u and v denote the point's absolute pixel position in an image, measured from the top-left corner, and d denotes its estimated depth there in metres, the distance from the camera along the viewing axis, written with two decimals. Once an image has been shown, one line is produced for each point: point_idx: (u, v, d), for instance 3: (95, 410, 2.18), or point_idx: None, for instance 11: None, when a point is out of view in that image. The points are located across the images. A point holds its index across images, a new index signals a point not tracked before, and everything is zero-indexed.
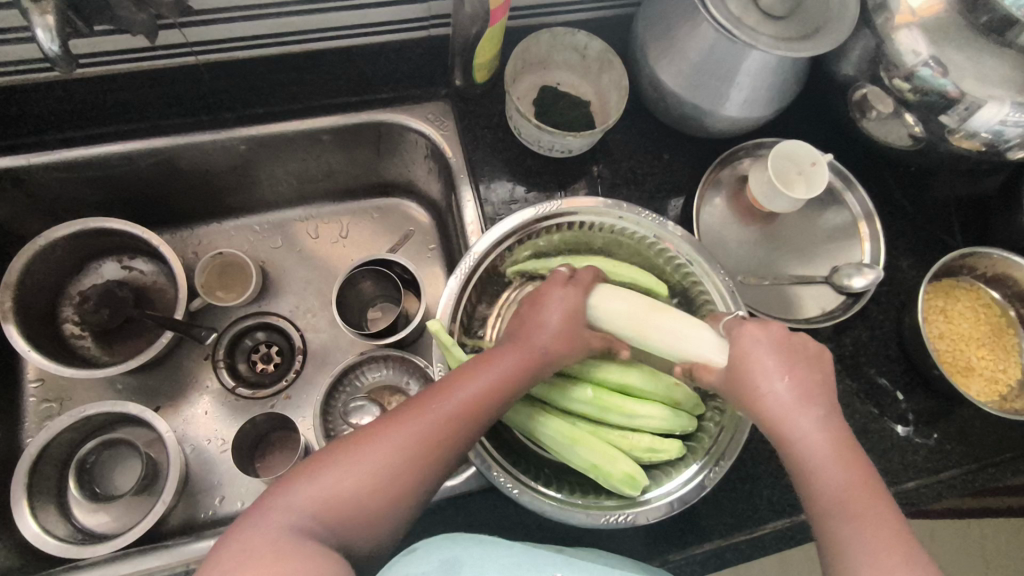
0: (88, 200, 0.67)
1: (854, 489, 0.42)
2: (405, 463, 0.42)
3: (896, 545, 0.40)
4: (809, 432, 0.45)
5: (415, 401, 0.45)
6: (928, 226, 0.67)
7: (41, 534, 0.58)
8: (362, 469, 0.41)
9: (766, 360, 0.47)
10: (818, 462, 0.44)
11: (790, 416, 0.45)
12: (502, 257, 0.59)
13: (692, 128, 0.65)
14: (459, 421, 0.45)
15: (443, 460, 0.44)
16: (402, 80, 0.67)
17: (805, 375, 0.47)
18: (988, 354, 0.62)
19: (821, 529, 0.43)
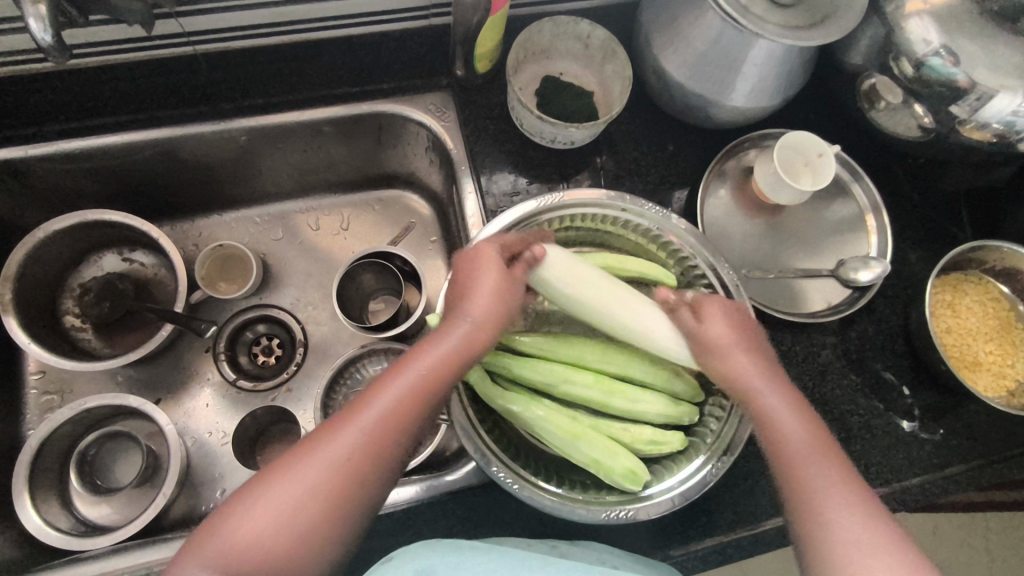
0: (87, 192, 0.66)
1: (811, 435, 0.46)
2: (347, 469, 0.42)
3: (850, 481, 0.44)
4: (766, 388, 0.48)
5: (343, 415, 0.44)
6: (937, 219, 0.66)
7: (43, 527, 0.58)
8: (297, 485, 0.41)
9: (727, 326, 0.51)
10: (777, 414, 0.47)
11: (751, 375, 0.49)
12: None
13: (696, 118, 0.64)
14: (400, 413, 0.44)
15: (369, 471, 0.42)
16: (403, 70, 0.66)
17: (757, 343, 0.51)
18: (995, 349, 0.61)
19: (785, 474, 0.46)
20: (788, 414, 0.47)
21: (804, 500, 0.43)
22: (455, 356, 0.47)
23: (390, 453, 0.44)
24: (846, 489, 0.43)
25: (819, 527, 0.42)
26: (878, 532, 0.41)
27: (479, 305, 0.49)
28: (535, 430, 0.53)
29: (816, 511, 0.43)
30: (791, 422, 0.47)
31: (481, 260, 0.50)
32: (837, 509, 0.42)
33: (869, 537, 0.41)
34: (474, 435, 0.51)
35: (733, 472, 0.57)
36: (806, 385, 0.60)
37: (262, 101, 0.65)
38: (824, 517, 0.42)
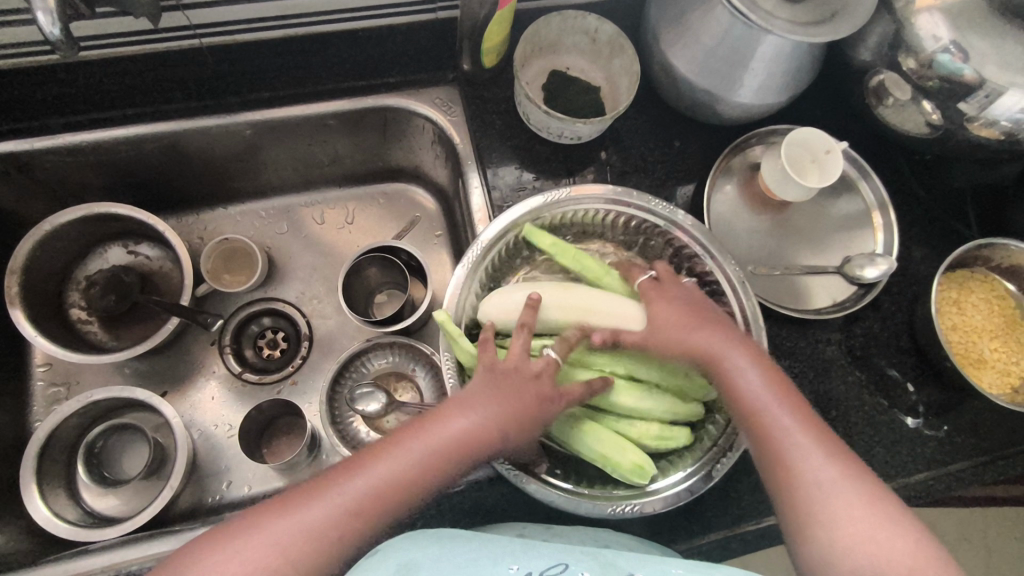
0: (93, 184, 0.66)
1: (778, 390, 0.47)
2: (323, 537, 0.42)
3: (818, 432, 0.46)
4: (732, 354, 0.49)
5: (350, 465, 0.44)
6: (943, 216, 0.66)
7: (52, 518, 0.58)
8: (289, 537, 0.41)
9: (680, 308, 0.51)
10: (745, 376, 0.48)
11: (717, 346, 0.49)
12: (509, 246, 0.58)
13: (703, 114, 0.64)
14: (403, 484, 0.44)
15: (364, 533, 0.43)
16: (409, 64, 0.66)
17: (715, 318, 0.51)
18: (1000, 346, 0.61)
19: (759, 442, 0.47)
20: (757, 377, 0.48)
21: (778, 455, 0.45)
22: (468, 445, 0.45)
23: (369, 529, 0.43)
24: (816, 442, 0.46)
25: (794, 476, 0.44)
26: (851, 480, 0.44)
27: (499, 404, 0.46)
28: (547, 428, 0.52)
29: (792, 464, 0.45)
30: (758, 385, 0.48)
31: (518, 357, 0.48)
32: (811, 459, 0.45)
33: (842, 481, 0.44)
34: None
35: (737, 467, 0.57)
36: (811, 381, 0.61)
37: (269, 95, 0.64)
38: (800, 470, 0.44)
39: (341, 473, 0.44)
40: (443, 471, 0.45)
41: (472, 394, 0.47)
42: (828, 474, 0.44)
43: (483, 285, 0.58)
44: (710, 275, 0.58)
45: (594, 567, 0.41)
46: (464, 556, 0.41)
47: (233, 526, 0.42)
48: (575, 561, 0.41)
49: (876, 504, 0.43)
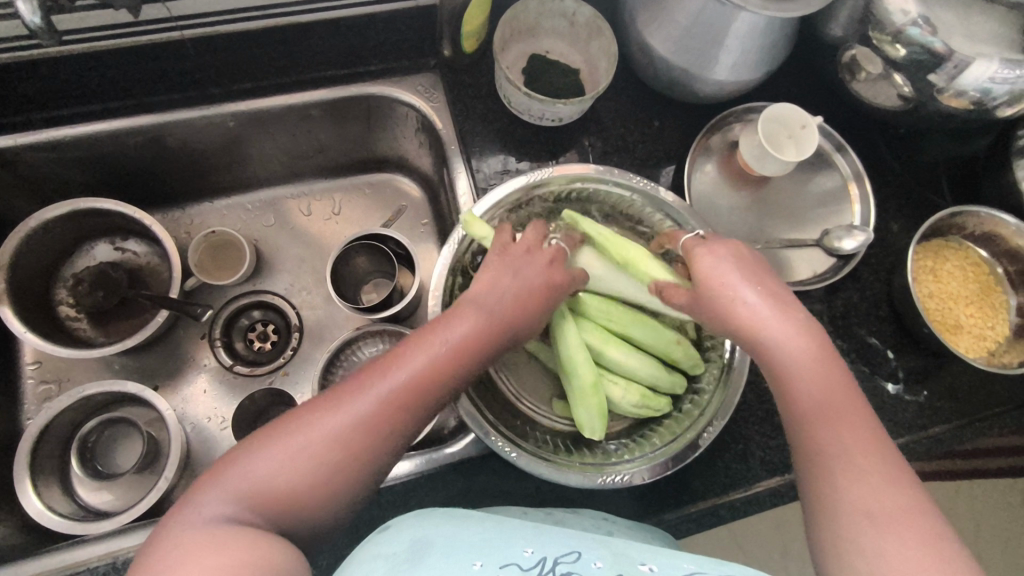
0: (78, 180, 0.66)
1: (831, 382, 0.43)
2: (373, 423, 0.41)
3: (873, 441, 0.41)
4: (785, 332, 0.45)
5: (374, 366, 0.44)
6: (917, 187, 0.68)
7: (45, 512, 0.58)
8: (323, 434, 0.40)
9: (730, 277, 0.47)
10: (798, 360, 0.44)
11: (766, 323, 0.45)
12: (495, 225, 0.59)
13: (683, 93, 0.65)
14: (432, 377, 0.44)
15: (399, 428, 0.42)
16: (390, 51, 0.66)
17: (773, 285, 0.47)
18: (976, 312, 0.63)
19: (804, 439, 0.43)
20: (807, 364, 0.44)
21: (821, 459, 0.41)
22: (488, 334, 0.46)
23: (411, 415, 0.43)
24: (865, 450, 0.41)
25: (832, 477, 0.41)
26: (907, 504, 0.38)
27: (515, 284, 0.49)
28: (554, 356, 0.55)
29: (830, 461, 0.41)
30: (809, 373, 0.43)
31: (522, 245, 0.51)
32: (855, 462, 0.40)
33: (889, 499, 0.38)
34: (472, 409, 0.52)
35: (725, 437, 0.58)
36: None
37: (251, 85, 0.65)
38: (842, 478, 0.40)
39: (366, 374, 0.43)
40: (469, 360, 0.45)
41: (485, 287, 0.48)
42: (872, 483, 0.39)
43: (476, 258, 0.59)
44: None
45: (607, 558, 0.38)
46: (479, 537, 0.39)
47: (268, 433, 0.41)
48: (590, 550, 0.38)
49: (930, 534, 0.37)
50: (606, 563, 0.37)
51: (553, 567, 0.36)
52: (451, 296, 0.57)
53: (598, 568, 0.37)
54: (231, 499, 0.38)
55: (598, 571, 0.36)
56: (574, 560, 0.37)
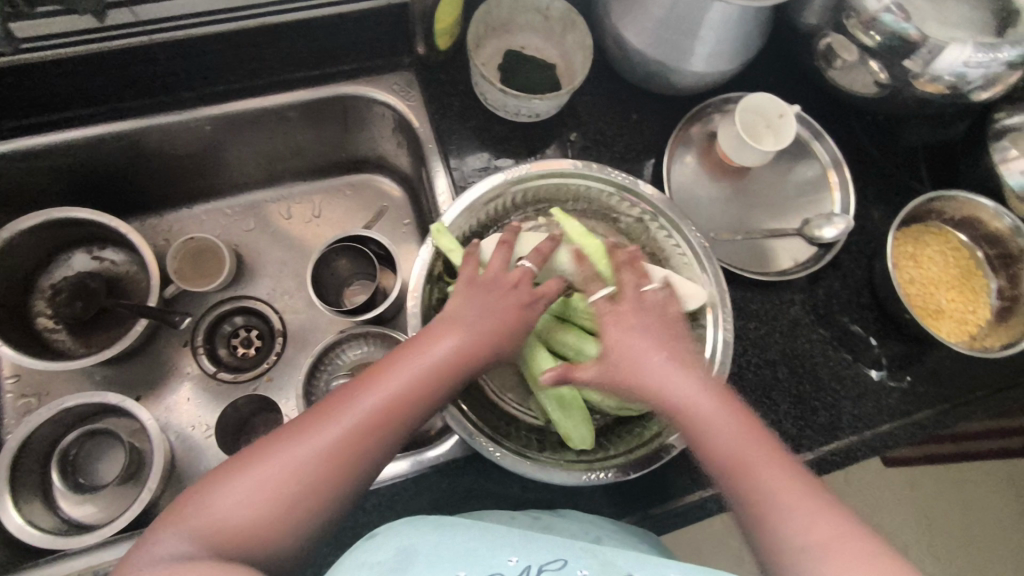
0: (51, 190, 0.66)
1: (743, 428, 0.43)
2: (339, 453, 0.41)
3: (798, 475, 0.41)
4: (689, 390, 0.44)
5: (345, 392, 0.43)
6: (896, 173, 0.68)
7: (25, 526, 0.58)
8: (288, 466, 0.40)
9: (632, 335, 0.47)
10: (709, 418, 0.43)
11: (671, 381, 0.45)
12: (476, 223, 0.59)
13: (659, 85, 0.64)
14: (401, 404, 0.43)
15: (366, 458, 0.42)
16: (365, 50, 0.65)
17: (677, 334, 0.47)
18: (957, 296, 0.63)
19: (732, 492, 0.42)
20: (720, 420, 0.43)
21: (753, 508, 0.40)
22: (462, 357, 0.46)
23: (379, 444, 0.42)
24: (794, 486, 0.40)
25: (769, 525, 0.40)
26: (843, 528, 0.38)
27: (486, 308, 0.48)
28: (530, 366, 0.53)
29: (767, 509, 0.40)
30: (722, 425, 0.43)
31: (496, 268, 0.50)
32: (790, 503, 0.39)
33: (830, 528, 0.38)
34: (456, 412, 0.51)
35: None
36: (776, 341, 0.62)
37: (225, 88, 0.64)
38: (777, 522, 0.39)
39: (334, 403, 0.43)
40: (441, 385, 0.45)
41: (460, 307, 0.48)
42: (810, 520, 0.39)
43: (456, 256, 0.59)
44: (673, 241, 0.59)
45: (592, 564, 0.39)
46: (465, 543, 0.39)
47: (228, 466, 0.41)
48: (575, 556, 0.39)
49: (873, 559, 0.36)
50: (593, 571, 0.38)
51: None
52: (432, 298, 0.56)
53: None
54: (188, 536, 0.38)
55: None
56: (559, 568, 0.38)
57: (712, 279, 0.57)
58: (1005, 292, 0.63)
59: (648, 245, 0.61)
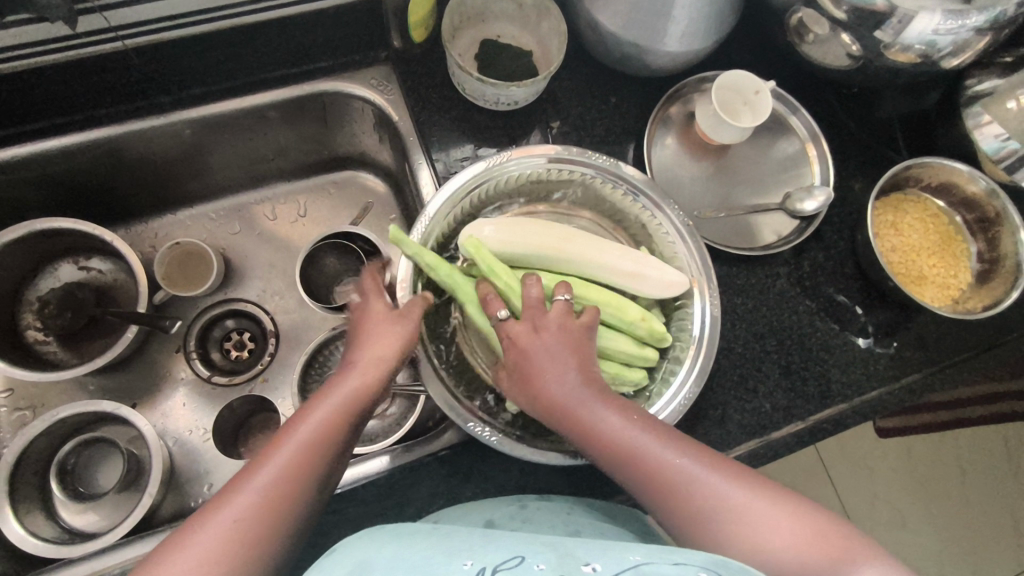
0: (34, 201, 0.65)
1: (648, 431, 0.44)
2: (255, 521, 0.40)
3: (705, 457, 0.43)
4: (592, 404, 0.45)
5: (249, 468, 0.43)
6: (874, 144, 0.69)
7: (28, 536, 0.58)
8: (205, 549, 0.39)
9: (541, 347, 0.46)
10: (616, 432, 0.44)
11: (575, 395, 0.45)
12: (459, 212, 0.59)
13: (636, 67, 0.65)
14: (308, 455, 0.44)
15: (284, 518, 0.42)
16: (340, 46, 0.65)
17: (577, 342, 0.48)
18: (939, 262, 0.64)
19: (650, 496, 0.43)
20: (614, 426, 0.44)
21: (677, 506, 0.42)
22: (358, 397, 0.47)
23: (295, 500, 0.42)
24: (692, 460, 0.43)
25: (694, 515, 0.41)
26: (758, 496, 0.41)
27: (376, 353, 0.49)
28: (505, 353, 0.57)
29: (673, 489, 0.42)
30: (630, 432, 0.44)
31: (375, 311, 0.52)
32: (692, 475, 0.42)
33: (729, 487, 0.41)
34: (452, 401, 0.53)
35: (705, 406, 0.59)
36: (763, 315, 0.63)
37: (202, 91, 0.64)
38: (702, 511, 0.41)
39: (241, 480, 0.43)
40: (342, 429, 0.46)
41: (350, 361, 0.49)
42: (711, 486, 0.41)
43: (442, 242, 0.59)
44: (655, 219, 0.60)
45: (552, 559, 0.36)
46: (419, 556, 0.37)
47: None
48: (534, 553, 0.37)
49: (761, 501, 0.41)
50: (550, 564, 0.36)
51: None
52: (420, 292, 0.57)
53: (541, 569, 0.35)
54: None
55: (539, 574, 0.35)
56: (514, 565, 0.36)
57: (694, 256, 0.58)
58: (986, 255, 0.63)
59: (632, 228, 0.63)
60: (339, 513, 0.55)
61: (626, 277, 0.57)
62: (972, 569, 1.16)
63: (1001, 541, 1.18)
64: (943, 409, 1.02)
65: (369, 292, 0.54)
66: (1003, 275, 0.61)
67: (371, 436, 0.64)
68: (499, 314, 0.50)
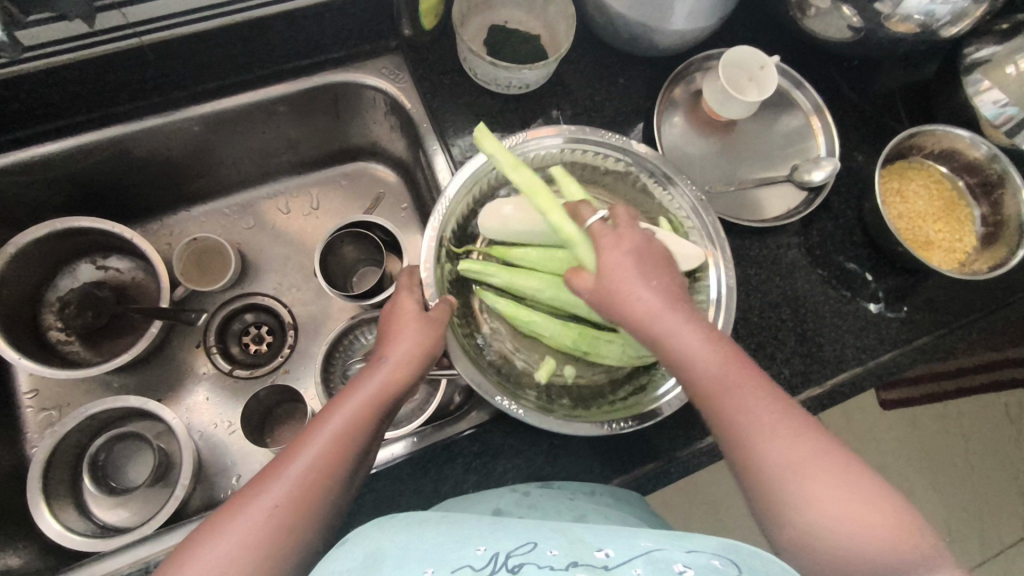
0: (51, 202, 0.66)
1: (729, 364, 0.45)
2: (288, 510, 0.42)
3: (784, 407, 0.43)
4: (675, 330, 0.46)
5: (281, 456, 0.45)
6: (876, 115, 0.70)
7: (65, 532, 0.59)
8: (241, 534, 0.40)
9: (629, 267, 0.47)
10: (694, 356, 0.45)
11: (660, 316, 0.46)
12: (477, 191, 0.61)
13: (642, 47, 0.66)
14: (338, 447, 0.45)
15: (316, 508, 0.43)
16: (350, 37, 0.65)
17: (666, 272, 0.48)
18: (944, 227, 0.66)
19: (717, 421, 0.44)
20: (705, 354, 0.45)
21: (740, 444, 0.43)
22: (386, 390, 0.48)
23: (327, 490, 0.44)
24: (780, 418, 0.43)
25: (757, 455, 0.42)
26: (826, 461, 0.41)
27: (402, 347, 0.50)
28: (518, 323, 0.59)
29: (739, 423, 0.43)
30: (706, 361, 0.45)
31: (406, 307, 0.52)
32: (760, 416, 0.43)
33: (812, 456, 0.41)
34: (478, 377, 0.54)
35: None
36: (776, 285, 0.64)
37: (214, 85, 0.65)
38: (764, 454, 0.42)
39: (274, 467, 0.44)
40: (372, 422, 0.47)
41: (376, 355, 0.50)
42: (789, 444, 0.42)
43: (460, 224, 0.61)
44: (665, 194, 0.61)
45: (562, 545, 0.38)
46: (431, 540, 0.38)
47: (177, 557, 0.40)
48: (545, 539, 0.38)
49: (835, 471, 0.41)
50: (562, 549, 0.37)
51: (505, 563, 0.35)
52: (441, 272, 0.58)
53: (554, 554, 0.36)
54: None
55: (552, 560, 0.36)
56: (528, 552, 0.36)
57: (705, 230, 0.59)
58: (989, 218, 0.65)
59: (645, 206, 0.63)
60: (375, 492, 0.56)
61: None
62: (979, 534, 1.19)
63: (1005, 505, 1.21)
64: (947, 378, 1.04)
65: (400, 287, 0.55)
66: (1007, 236, 0.63)
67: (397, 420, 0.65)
68: (595, 214, 0.50)
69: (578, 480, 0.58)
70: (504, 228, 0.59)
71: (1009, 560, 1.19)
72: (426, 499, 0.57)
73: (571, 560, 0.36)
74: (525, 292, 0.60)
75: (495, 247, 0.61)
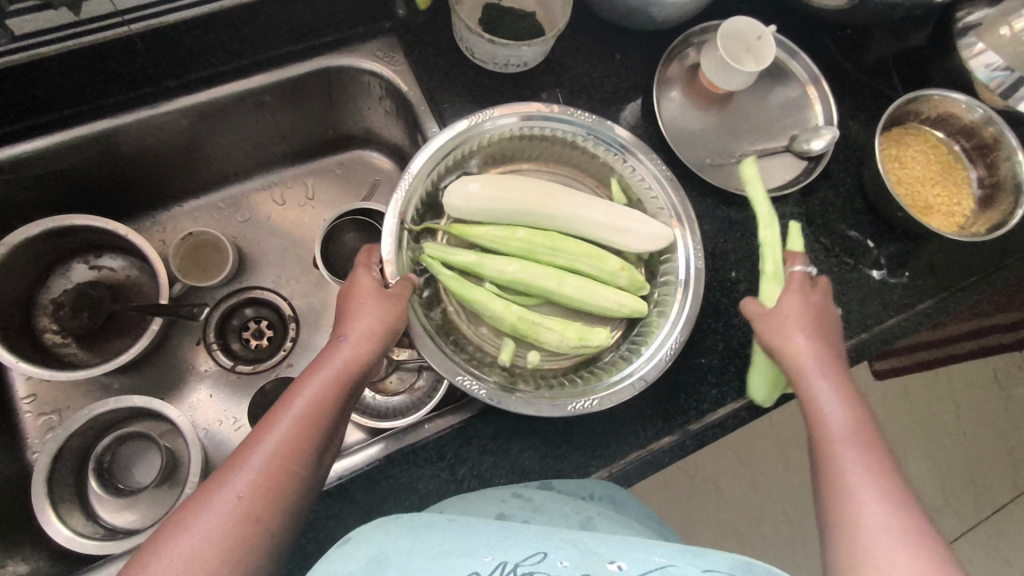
0: (41, 201, 0.64)
1: (860, 420, 0.45)
2: (257, 497, 0.41)
3: (893, 477, 0.42)
4: (820, 374, 0.48)
5: (246, 444, 0.44)
6: (871, 83, 0.70)
7: (74, 537, 0.57)
8: (209, 525, 0.39)
9: (796, 317, 0.51)
10: (828, 396, 0.47)
11: (809, 357, 0.49)
12: (437, 174, 0.59)
13: (638, 22, 0.66)
14: (302, 432, 0.44)
15: (285, 495, 0.42)
16: (344, 19, 0.64)
17: (831, 330, 0.51)
18: (942, 192, 0.66)
19: (823, 461, 0.45)
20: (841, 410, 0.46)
21: (833, 483, 0.43)
22: (350, 370, 0.48)
23: (294, 475, 0.43)
24: (882, 480, 0.42)
25: (845, 498, 0.42)
26: (909, 531, 0.39)
27: (362, 323, 0.49)
28: (461, 296, 0.57)
29: (838, 467, 0.43)
30: (839, 408, 0.46)
31: (364, 282, 0.51)
32: (863, 469, 0.42)
33: (898, 527, 0.39)
34: (438, 354, 0.53)
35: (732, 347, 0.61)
36: None
37: (207, 73, 0.63)
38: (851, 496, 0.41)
39: (240, 454, 0.43)
40: (336, 405, 0.46)
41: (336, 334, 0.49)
42: (879, 499, 0.41)
43: (426, 199, 0.59)
44: (632, 172, 0.61)
45: (575, 554, 0.37)
46: (439, 545, 0.37)
47: (145, 552, 0.39)
48: (556, 547, 0.37)
49: (916, 545, 0.38)
50: (573, 561, 0.36)
51: (513, 573, 0.36)
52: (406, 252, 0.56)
53: (565, 567, 0.36)
54: None
55: (562, 572, 0.36)
56: (537, 563, 0.36)
57: (675, 208, 0.59)
58: (986, 180, 0.66)
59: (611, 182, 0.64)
60: (392, 479, 0.56)
61: (607, 231, 0.59)
62: (975, 497, 1.21)
63: (1000, 467, 1.23)
64: (941, 345, 1.06)
65: (357, 263, 0.53)
66: (1004, 197, 0.64)
67: (406, 408, 0.65)
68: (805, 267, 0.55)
69: (593, 457, 0.58)
70: (467, 204, 0.58)
71: (1004, 520, 1.21)
72: (443, 484, 0.56)
73: (584, 573, 0.35)
74: (484, 273, 0.58)
75: (455, 225, 0.59)
